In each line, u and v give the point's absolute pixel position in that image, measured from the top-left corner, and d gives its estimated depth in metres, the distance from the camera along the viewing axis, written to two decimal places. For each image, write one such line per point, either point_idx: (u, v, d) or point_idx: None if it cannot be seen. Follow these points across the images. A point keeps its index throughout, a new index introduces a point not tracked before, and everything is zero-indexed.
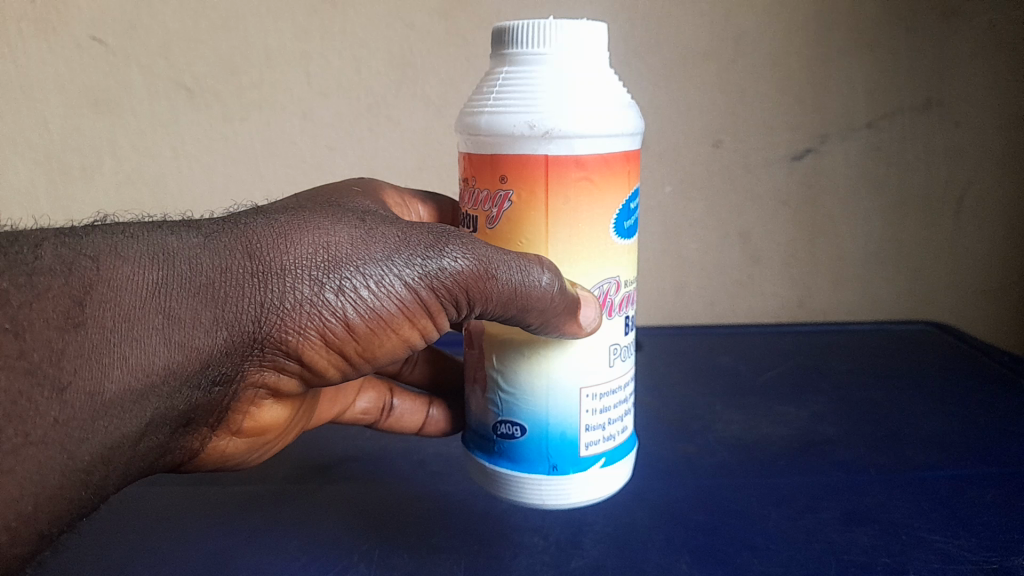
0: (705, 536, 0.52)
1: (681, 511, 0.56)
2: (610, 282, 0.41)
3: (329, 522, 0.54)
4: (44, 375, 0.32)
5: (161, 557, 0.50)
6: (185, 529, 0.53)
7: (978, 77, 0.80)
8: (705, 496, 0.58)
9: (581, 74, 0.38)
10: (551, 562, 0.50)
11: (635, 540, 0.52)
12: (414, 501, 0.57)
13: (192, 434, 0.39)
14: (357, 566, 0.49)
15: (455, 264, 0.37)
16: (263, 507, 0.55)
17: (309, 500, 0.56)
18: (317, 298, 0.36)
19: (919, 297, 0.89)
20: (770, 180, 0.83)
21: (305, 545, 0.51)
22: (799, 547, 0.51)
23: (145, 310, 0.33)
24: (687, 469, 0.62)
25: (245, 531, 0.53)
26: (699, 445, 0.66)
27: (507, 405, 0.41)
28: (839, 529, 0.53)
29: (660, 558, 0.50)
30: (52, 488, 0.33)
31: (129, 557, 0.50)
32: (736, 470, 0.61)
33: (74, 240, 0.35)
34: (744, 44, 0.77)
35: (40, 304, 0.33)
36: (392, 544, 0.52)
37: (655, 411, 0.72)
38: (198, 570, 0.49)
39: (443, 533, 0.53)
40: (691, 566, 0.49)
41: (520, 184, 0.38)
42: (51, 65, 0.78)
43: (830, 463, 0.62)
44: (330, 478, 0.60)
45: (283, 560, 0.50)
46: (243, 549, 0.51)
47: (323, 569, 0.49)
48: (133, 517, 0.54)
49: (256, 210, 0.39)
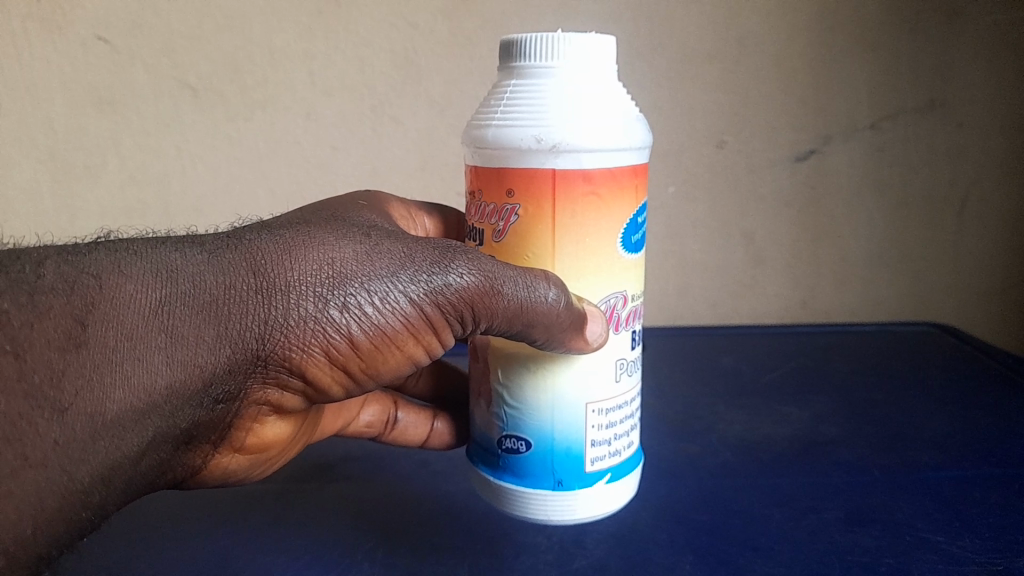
0: (708, 536, 0.52)
1: (683, 511, 0.55)
2: (617, 296, 0.40)
3: (332, 521, 0.54)
4: (44, 396, 0.32)
5: (163, 556, 0.50)
6: (188, 529, 0.53)
7: (984, 78, 0.79)
8: (706, 496, 0.57)
9: (590, 88, 0.37)
10: (553, 562, 0.50)
11: (637, 539, 0.52)
12: (417, 501, 0.57)
13: (194, 451, 0.39)
14: (360, 565, 0.49)
15: (460, 280, 0.37)
16: (265, 507, 0.55)
17: (312, 500, 0.56)
18: (321, 315, 0.35)
19: (923, 299, 0.89)
20: (774, 181, 0.82)
21: (308, 544, 0.51)
22: (801, 548, 0.51)
23: (148, 328, 0.33)
24: (689, 471, 0.61)
25: (247, 531, 0.53)
26: (701, 446, 0.65)
27: (512, 420, 0.41)
28: (842, 530, 0.52)
29: (663, 558, 0.50)
30: (52, 509, 0.33)
31: (131, 555, 0.50)
32: (738, 471, 0.61)
33: (76, 258, 0.35)
34: (748, 45, 0.77)
35: (41, 324, 0.32)
36: (394, 543, 0.51)
37: (657, 412, 0.72)
38: (201, 569, 0.49)
39: (446, 533, 0.53)
40: (694, 566, 0.49)
41: (527, 198, 0.38)
42: (54, 64, 0.78)
43: (831, 464, 0.62)
44: (333, 478, 0.59)
45: (285, 559, 0.50)
46: (247, 549, 0.50)
47: (326, 568, 0.49)
48: (138, 518, 0.54)
49: (260, 225, 0.39)
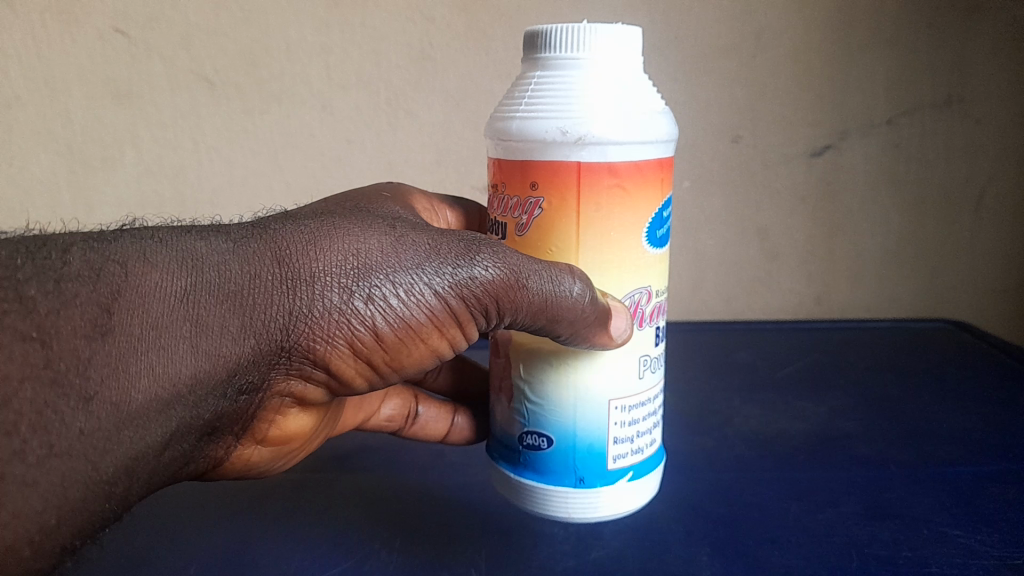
0: (725, 528, 0.52)
1: (700, 503, 0.55)
2: (642, 291, 0.40)
3: (350, 510, 0.54)
4: (69, 385, 0.32)
5: (182, 544, 0.50)
6: (207, 517, 0.52)
7: (1004, 73, 0.78)
8: (721, 489, 0.57)
9: (615, 80, 0.37)
10: (571, 551, 0.49)
11: (653, 531, 0.51)
12: (432, 490, 0.56)
13: (217, 443, 0.39)
14: (378, 552, 0.49)
15: (485, 273, 0.37)
16: (280, 495, 0.55)
17: (330, 488, 0.56)
18: (346, 306, 0.35)
19: (940, 296, 0.88)
20: (791, 177, 0.81)
21: (326, 532, 0.51)
22: (818, 540, 0.50)
23: (173, 317, 0.33)
24: (705, 462, 0.61)
25: (266, 518, 0.52)
26: (716, 439, 0.65)
27: (534, 416, 0.40)
28: (859, 523, 0.52)
29: (681, 550, 0.49)
30: (76, 499, 0.32)
31: (153, 542, 0.50)
32: (754, 464, 0.60)
33: (102, 245, 0.35)
34: (766, 39, 0.76)
35: (67, 311, 0.32)
36: (412, 533, 0.51)
37: (672, 403, 0.71)
38: (219, 556, 0.49)
39: (463, 522, 0.52)
40: (711, 558, 0.48)
41: (551, 191, 0.37)
42: (72, 56, 0.78)
43: (850, 459, 0.61)
44: (350, 467, 0.59)
45: (303, 546, 0.49)
46: (266, 537, 0.50)
47: (344, 556, 0.49)
48: (159, 506, 0.54)
49: (285, 215, 0.39)
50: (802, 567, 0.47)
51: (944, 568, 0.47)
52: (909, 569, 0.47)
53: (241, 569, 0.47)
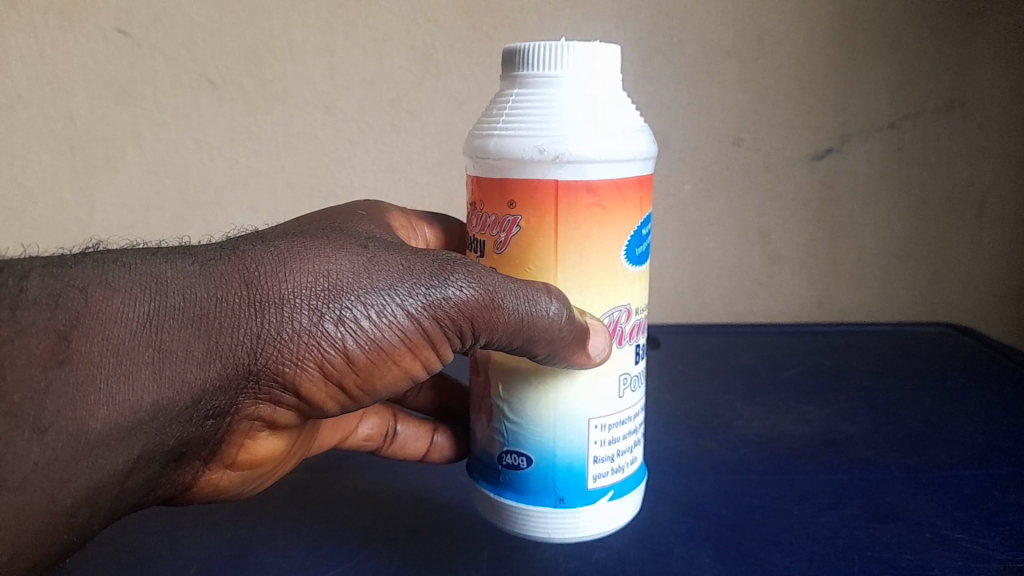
0: (728, 530, 0.51)
1: (700, 505, 0.54)
2: (620, 310, 0.39)
3: (349, 513, 0.53)
4: (23, 416, 0.31)
5: (179, 547, 0.49)
6: (207, 518, 0.52)
7: (1007, 77, 0.77)
8: (725, 491, 0.56)
9: (594, 97, 0.36)
10: (572, 554, 0.49)
11: (653, 534, 0.51)
12: (430, 493, 0.56)
13: (183, 467, 0.38)
14: (378, 554, 0.49)
15: (459, 293, 0.37)
16: (279, 499, 0.55)
17: (329, 491, 0.56)
18: (316, 329, 0.35)
19: (946, 298, 0.87)
20: (793, 178, 0.80)
21: (326, 534, 0.51)
22: (821, 543, 0.49)
23: (136, 342, 0.33)
24: (707, 465, 0.60)
25: (267, 519, 0.52)
26: (719, 442, 0.64)
27: (513, 436, 0.40)
28: (862, 526, 0.51)
29: (683, 551, 0.49)
30: (33, 532, 0.32)
31: (153, 543, 0.50)
32: (756, 467, 0.60)
33: (64, 271, 0.34)
34: (769, 41, 0.75)
35: (22, 340, 0.32)
36: (409, 535, 0.51)
37: (675, 407, 0.71)
38: (220, 556, 0.48)
39: (463, 525, 0.52)
40: (712, 560, 0.48)
41: (529, 210, 0.37)
42: (75, 55, 0.78)
43: (852, 461, 0.60)
44: (350, 470, 0.59)
45: (303, 548, 0.49)
46: (266, 538, 0.50)
47: (344, 557, 0.48)
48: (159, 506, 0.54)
49: (256, 235, 0.39)
50: (803, 570, 0.47)
51: (945, 572, 0.46)
52: (911, 571, 0.46)
53: (241, 569, 0.47)
